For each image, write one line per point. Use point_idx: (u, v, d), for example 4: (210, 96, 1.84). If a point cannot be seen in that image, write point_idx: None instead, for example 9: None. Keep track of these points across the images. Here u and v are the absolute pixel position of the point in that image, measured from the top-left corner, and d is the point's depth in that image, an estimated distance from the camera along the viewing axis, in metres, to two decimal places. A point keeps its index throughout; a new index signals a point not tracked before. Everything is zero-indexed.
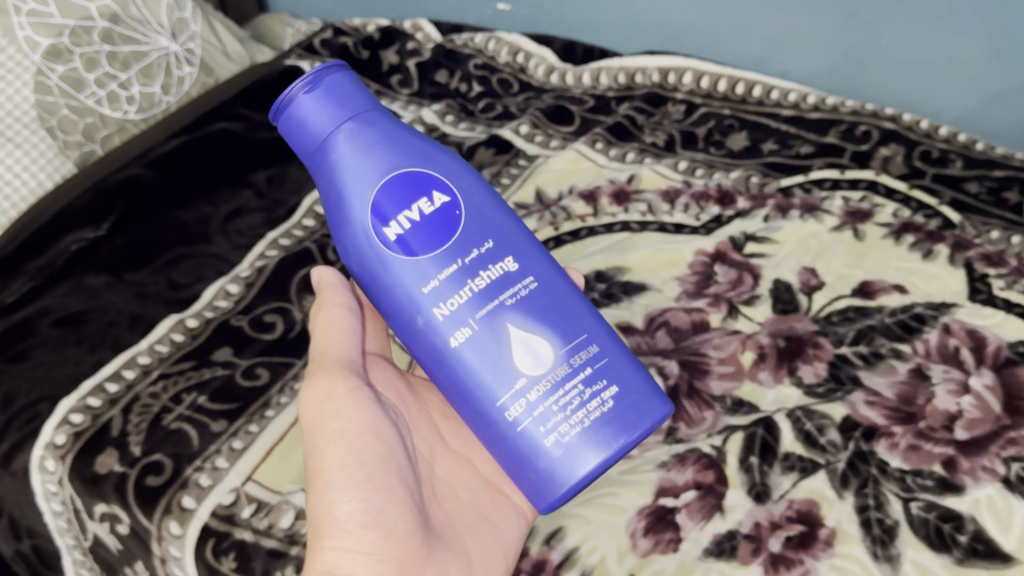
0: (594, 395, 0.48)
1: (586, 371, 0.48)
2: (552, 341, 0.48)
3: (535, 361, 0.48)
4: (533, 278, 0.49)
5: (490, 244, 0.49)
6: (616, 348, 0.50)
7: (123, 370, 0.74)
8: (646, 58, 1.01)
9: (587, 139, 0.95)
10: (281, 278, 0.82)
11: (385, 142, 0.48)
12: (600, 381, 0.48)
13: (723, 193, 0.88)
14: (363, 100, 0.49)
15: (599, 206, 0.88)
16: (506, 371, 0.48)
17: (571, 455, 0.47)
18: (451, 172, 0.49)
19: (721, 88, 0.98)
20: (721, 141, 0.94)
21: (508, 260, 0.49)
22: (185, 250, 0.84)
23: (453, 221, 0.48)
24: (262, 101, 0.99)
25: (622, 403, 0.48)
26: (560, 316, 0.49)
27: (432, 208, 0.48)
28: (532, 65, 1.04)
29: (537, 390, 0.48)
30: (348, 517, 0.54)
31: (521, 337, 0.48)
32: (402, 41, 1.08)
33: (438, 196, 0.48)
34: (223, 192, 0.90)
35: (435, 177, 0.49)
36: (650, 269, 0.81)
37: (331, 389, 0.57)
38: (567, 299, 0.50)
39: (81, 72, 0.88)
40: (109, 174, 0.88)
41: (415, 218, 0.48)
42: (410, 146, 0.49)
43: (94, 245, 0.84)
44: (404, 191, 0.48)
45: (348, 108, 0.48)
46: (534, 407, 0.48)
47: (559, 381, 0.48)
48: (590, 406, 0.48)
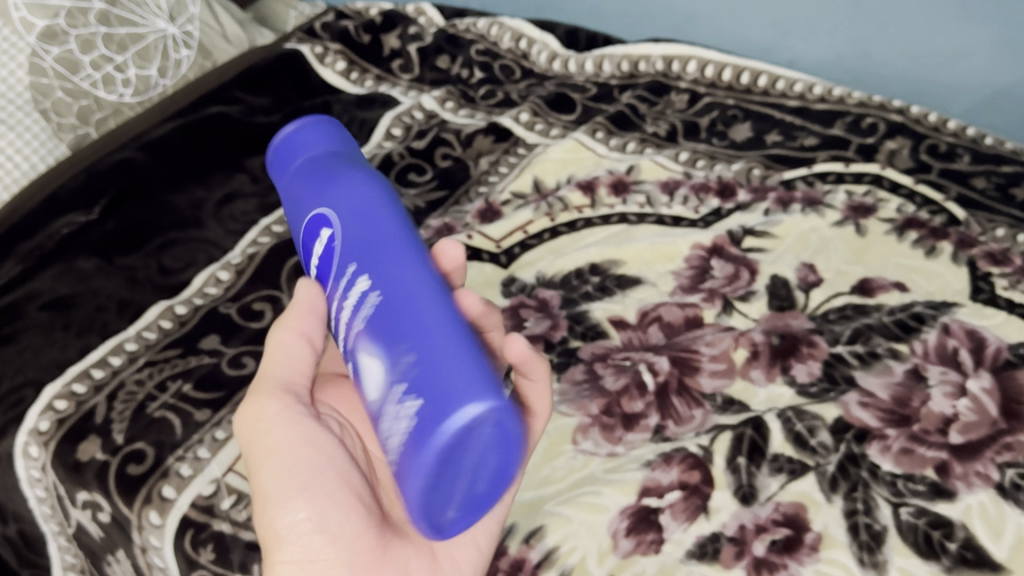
0: (400, 416, 0.40)
1: (397, 390, 0.40)
2: (378, 361, 0.42)
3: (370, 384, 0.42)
4: (377, 292, 0.43)
5: (353, 267, 0.46)
6: (437, 341, 0.40)
7: (110, 356, 0.73)
8: (649, 46, 0.98)
9: (587, 128, 0.93)
10: (273, 266, 0.81)
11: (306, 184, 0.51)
12: (406, 398, 0.40)
13: (724, 186, 0.86)
14: (309, 147, 0.53)
15: (597, 196, 0.87)
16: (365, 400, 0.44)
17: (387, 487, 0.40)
18: (343, 199, 0.48)
19: (726, 77, 0.95)
20: (724, 132, 0.92)
21: (361, 279, 0.45)
22: (177, 235, 0.84)
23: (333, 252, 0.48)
24: (260, 83, 0.97)
25: (417, 422, 0.38)
26: (380, 328, 0.42)
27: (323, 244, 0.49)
28: (534, 52, 1.02)
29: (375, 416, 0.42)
30: (295, 517, 0.49)
31: (361, 359, 0.43)
32: (404, 25, 1.06)
33: (326, 231, 0.49)
34: (218, 176, 0.89)
35: (325, 210, 0.49)
36: (645, 263, 0.80)
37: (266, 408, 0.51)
38: (401, 305, 0.42)
39: (77, 54, 0.87)
40: (103, 156, 0.87)
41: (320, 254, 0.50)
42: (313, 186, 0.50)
43: (84, 229, 0.83)
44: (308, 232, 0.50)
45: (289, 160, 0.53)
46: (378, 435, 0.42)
47: (381, 403, 0.41)
48: (398, 425, 0.40)
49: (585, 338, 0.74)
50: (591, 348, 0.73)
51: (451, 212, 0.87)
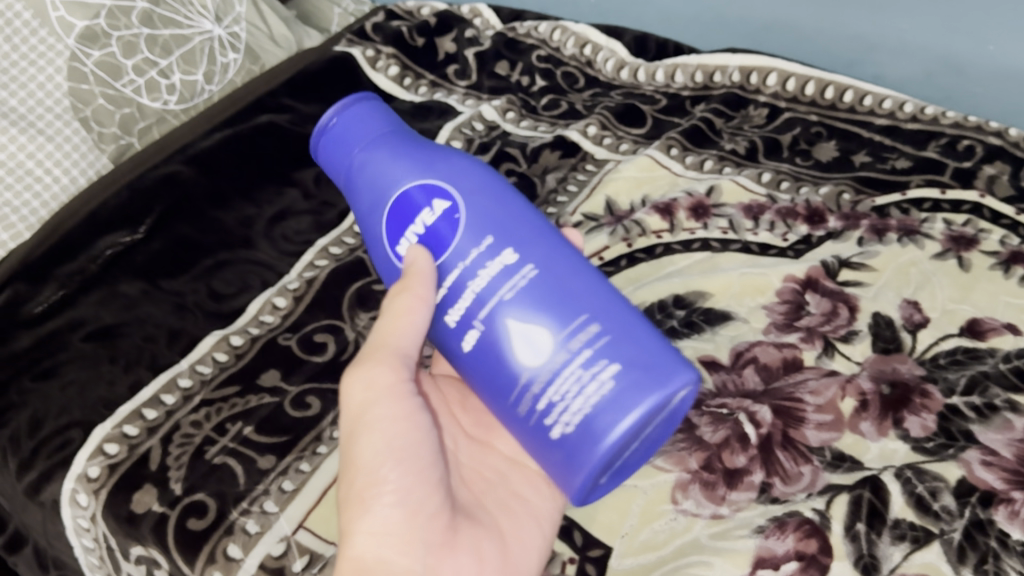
0: (592, 378, 0.42)
1: (585, 354, 0.42)
2: (549, 329, 0.43)
3: (531, 349, 0.43)
4: (532, 266, 0.45)
5: (488, 240, 0.45)
6: (620, 316, 0.44)
7: (162, 394, 0.68)
8: (727, 56, 0.91)
9: (662, 143, 0.87)
10: (333, 293, 0.76)
11: (373, 176, 0.48)
12: (601, 362, 0.42)
13: (812, 211, 0.81)
14: (381, 124, 0.50)
15: (676, 220, 0.81)
16: (509, 362, 0.44)
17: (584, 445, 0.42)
18: (455, 176, 0.47)
19: (810, 91, 0.89)
20: (808, 151, 0.86)
21: (506, 252, 0.45)
22: (227, 256, 0.78)
23: (451, 228, 0.46)
24: (311, 90, 0.91)
25: (623, 383, 0.41)
26: (552, 297, 0.44)
27: (433, 219, 0.47)
28: (600, 59, 0.96)
29: (539, 381, 0.43)
30: (381, 504, 0.48)
31: (521, 327, 0.44)
32: (460, 28, 1.00)
33: (438, 204, 0.47)
34: (268, 191, 0.83)
35: (437, 184, 0.47)
36: (733, 296, 0.75)
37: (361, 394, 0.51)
38: (572, 279, 0.44)
39: (119, 58, 0.81)
40: (147, 169, 0.81)
41: (406, 245, 0.48)
42: (411, 161, 0.47)
43: (129, 250, 0.77)
44: (407, 207, 0.47)
45: (362, 136, 0.49)
46: (540, 397, 0.43)
47: (556, 369, 0.43)
48: (584, 385, 0.42)
49: None
50: None
51: None
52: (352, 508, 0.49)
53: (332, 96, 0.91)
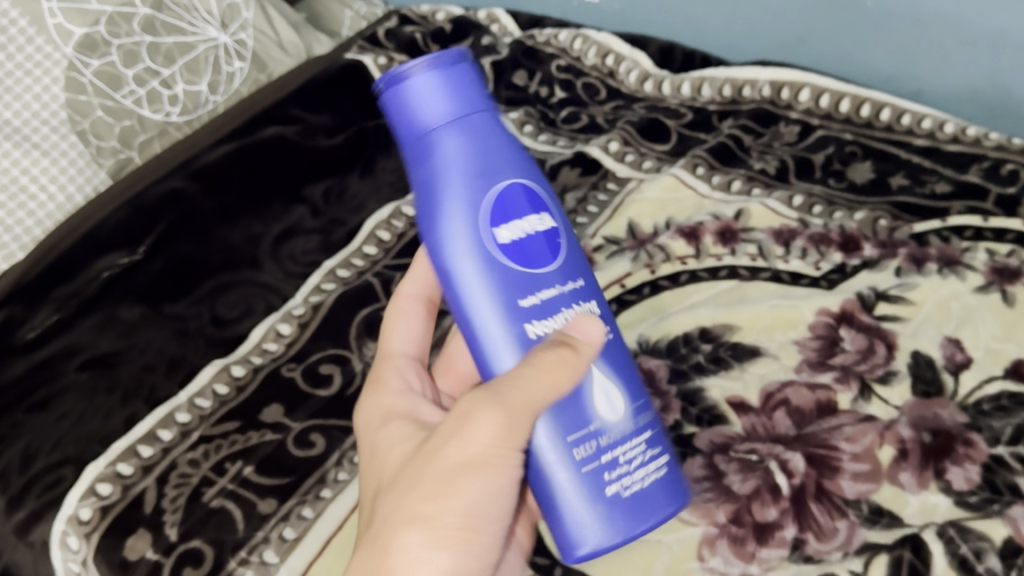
0: (648, 462, 0.45)
1: (647, 437, 0.45)
2: (626, 397, 0.45)
3: (608, 407, 0.44)
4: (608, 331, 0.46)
5: (579, 281, 0.45)
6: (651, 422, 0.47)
7: (159, 429, 0.64)
8: (757, 69, 0.87)
9: (687, 162, 0.83)
10: (340, 320, 0.72)
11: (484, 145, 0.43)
12: (654, 452, 0.45)
13: (847, 238, 0.76)
14: (482, 101, 0.44)
15: (702, 245, 0.77)
16: (586, 411, 0.43)
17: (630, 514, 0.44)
18: (553, 201, 0.45)
19: (844, 108, 0.84)
20: (842, 172, 0.82)
21: (591, 302, 0.45)
22: (231, 277, 0.74)
23: (555, 247, 0.44)
24: (323, 99, 0.87)
25: (668, 482, 0.45)
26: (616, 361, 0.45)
27: (540, 228, 0.44)
28: (623, 70, 0.91)
29: (608, 438, 0.44)
30: (449, 558, 0.42)
31: (600, 389, 0.44)
32: (477, 34, 0.95)
33: (545, 219, 0.44)
34: (275, 207, 0.79)
35: (544, 200, 0.45)
36: (763, 329, 0.71)
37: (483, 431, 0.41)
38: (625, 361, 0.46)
39: (119, 67, 0.77)
40: (148, 186, 0.76)
41: (509, 237, 0.43)
42: (520, 164, 0.44)
43: (128, 271, 0.73)
44: (515, 207, 0.43)
45: (468, 106, 0.43)
46: (600, 452, 0.43)
47: (626, 437, 0.44)
48: (635, 461, 0.44)
49: (701, 424, 0.65)
50: (708, 436, 0.64)
51: None
52: (413, 536, 0.41)
53: (342, 107, 0.87)
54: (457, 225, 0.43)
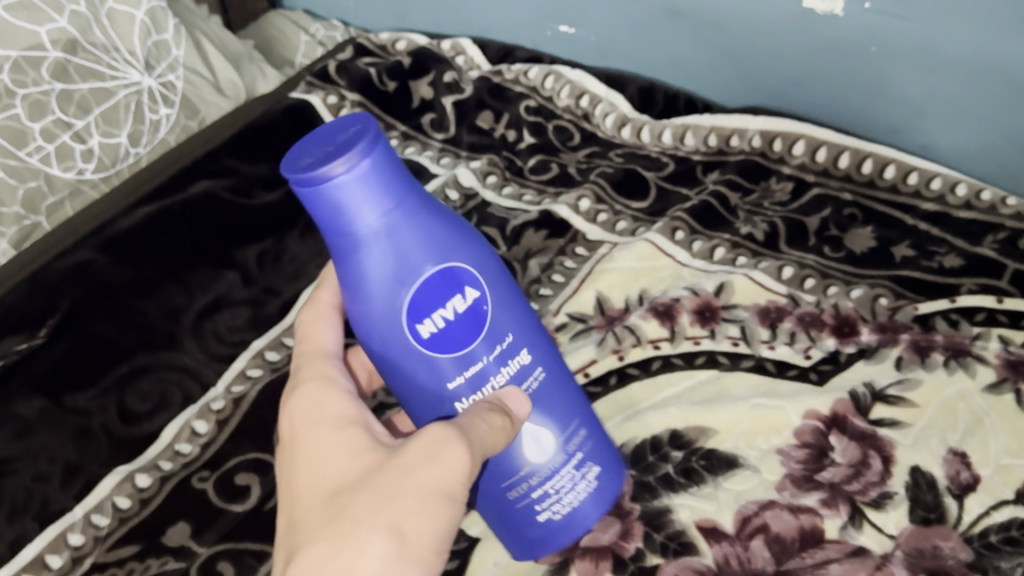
0: (581, 477, 0.44)
1: (579, 456, 0.44)
2: (553, 432, 0.43)
3: (544, 454, 0.42)
4: (541, 368, 0.42)
5: (509, 338, 0.40)
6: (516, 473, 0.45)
7: (47, 555, 0.56)
8: (747, 117, 0.78)
9: (665, 225, 0.74)
10: (265, 416, 0.64)
11: (455, 240, 0.38)
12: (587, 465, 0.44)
13: (841, 320, 0.68)
14: (397, 183, 0.36)
15: (678, 325, 0.68)
16: (517, 466, 0.42)
17: (567, 522, 0.44)
18: (480, 262, 0.39)
19: (843, 164, 0.75)
20: (839, 238, 0.73)
21: (521, 352, 0.41)
22: (145, 361, 0.66)
23: (481, 321, 0.39)
24: (263, 150, 0.78)
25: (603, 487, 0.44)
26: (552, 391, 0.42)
27: (465, 307, 0.38)
28: (598, 113, 0.82)
29: (539, 479, 0.43)
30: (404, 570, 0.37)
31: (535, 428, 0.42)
32: (439, 69, 0.86)
33: (470, 291, 0.38)
34: (201, 275, 0.71)
35: (464, 268, 0.38)
36: (742, 435, 0.62)
37: (462, 467, 0.38)
38: (552, 395, 0.42)
39: (24, 121, 0.68)
40: (52, 259, 0.68)
41: (431, 328, 0.38)
42: (432, 240, 0.37)
43: (27, 358, 0.64)
44: (435, 291, 0.37)
45: (393, 196, 0.36)
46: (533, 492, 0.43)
47: (555, 467, 0.43)
48: (578, 485, 0.44)
49: (666, 554, 0.56)
50: (673, 570, 0.55)
51: None
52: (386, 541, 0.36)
53: (284, 155, 0.78)
54: (376, 273, 0.37)
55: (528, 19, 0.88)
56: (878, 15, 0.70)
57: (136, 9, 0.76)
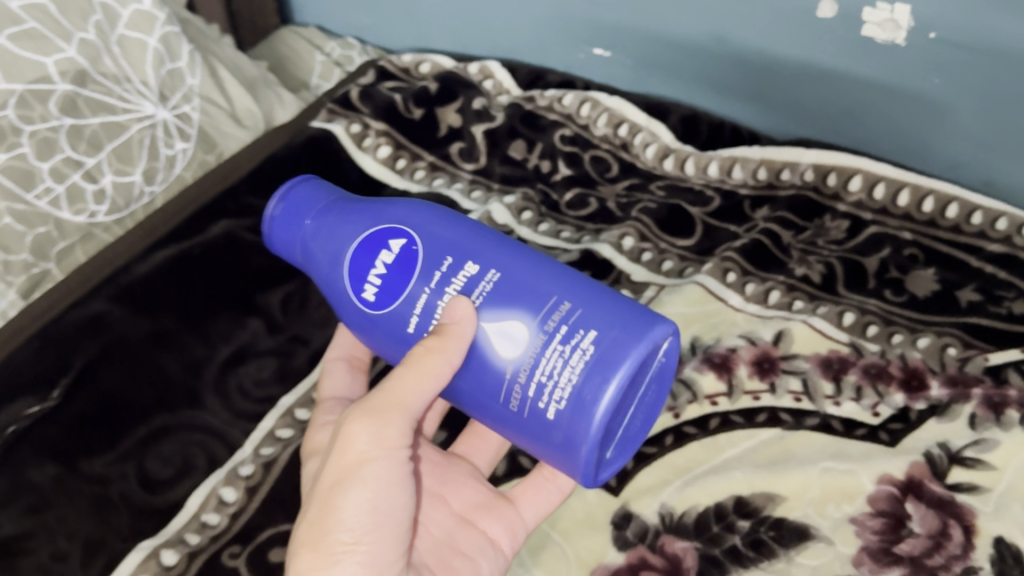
0: (574, 349, 0.41)
1: (563, 330, 0.41)
2: (524, 318, 0.42)
3: (518, 348, 0.42)
4: (496, 269, 0.44)
5: (449, 258, 0.45)
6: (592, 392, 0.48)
7: None
8: (799, 150, 0.75)
9: (715, 266, 0.70)
10: (296, 484, 0.59)
11: (370, 213, 0.48)
12: (578, 333, 0.41)
13: (909, 373, 0.64)
14: (324, 196, 0.50)
15: (736, 379, 0.64)
16: (504, 369, 0.43)
17: (578, 409, 0.41)
18: (407, 218, 0.47)
19: (902, 202, 0.72)
20: (900, 281, 0.69)
21: (468, 264, 0.44)
22: (166, 420, 0.61)
23: (414, 260, 0.45)
24: (281, 184, 0.74)
25: (602, 351, 0.40)
26: (506, 291, 0.43)
27: (392, 258, 0.46)
28: (638, 143, 0.79)
29: (528, 371, 0.42)
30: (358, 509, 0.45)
31: (494, 331, 0.43)
32: (467, 95, 0.82)
33: (394, 243, 0.46)
34: (223, 324, 0.66)
35: (386, 229, 0.47)
36: (812, 502, 0.57)
37: (377, 434, 0.45)
38: (529, 276, 0.44)
39: (31, 161, 0.63)
40: (65, 310, 0.64)
41: (374, 289, 0.46)
42: (359, 219, 0.48)
43: (41, 422, 0.59)
44: (363, 257, 0.47)
45: (309, 211, 0.50)
46: (533, 387, 0.42)
47: (542, 354, 0.42)
48: (570, 363, 0.41)
49: None
50: None
51: None
52: (341, 504, 0.45)
53: None
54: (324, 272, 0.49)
55: (560, 41, 0.83)
56: (945, 45, 0.65)
57: (148, 37, 0.71)
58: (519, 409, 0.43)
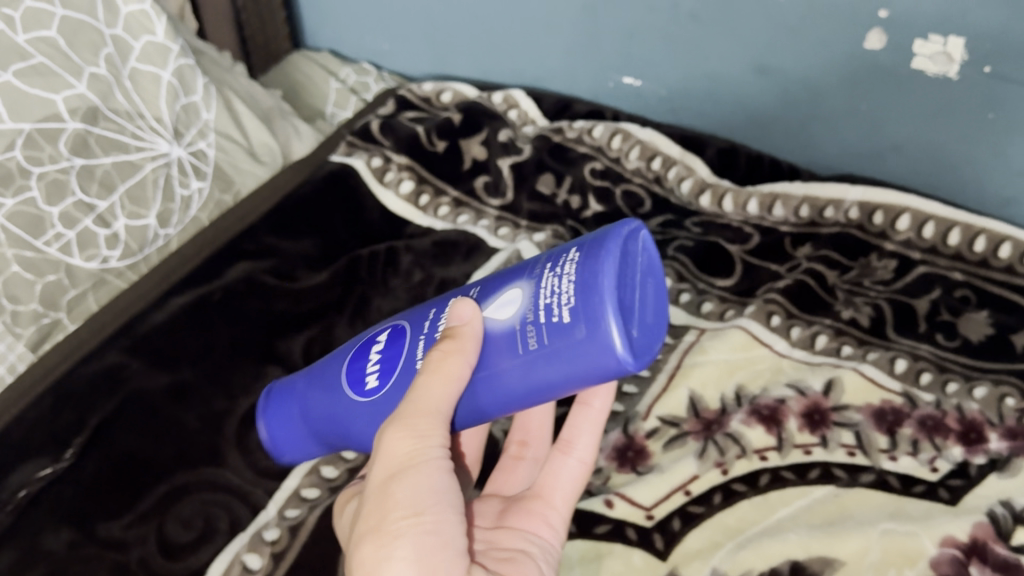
0: (562, 261, 0.39)
1: (548, 262, 0.40)
2: (517, 281, 0.40)
3: (518, 303, 0.39)
4: (478, 287, 0.43)
5: (433, 310, 0.44)
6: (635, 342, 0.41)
7: None
8: (843, 187, 0.73)
9: (759, 309, 0.67)
10: (328, 554, 0.53)
11: (336, 356, 0.48)
12: (565, 253, 0.39)
13: (967, 426, 0.59)
14: (288, 381, 0.52)
15: (787, 432, 0.60)
16: (507, 330, 0.39)
17: (588, 290, 0.36)
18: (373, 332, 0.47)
19: (953, 241, 0.69)
20: (952, 324, 0.66)
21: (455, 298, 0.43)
22: (186, 479, 0.56)
23: (400, 338, 0.44)
24: (302, 222, 0.71)
25: (585, 246, 0.38)
26: (495, 286, 0.42)
27: (381, 345, 0.45)
28: (672, 176, 0.76)
29: (530, 307, 0.38)
30: (403, 495, 0.37)
31: (494, 309, 0.40)
32: (492, 126, 0.80)
33: (378, 339, 0.45)
34: (243, 375, 0.62)
35: (365, 339, 0.46)
36: (873, 566, 0.51)
37: (406, 434, 0.38)
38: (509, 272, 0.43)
39: (41, 206, 0.59)
40: (78, 363, 0.60)
41: (374, 376, 0.44)
42: (331, 364, 0.48)
43: (54, 484, 0.54)
44: (354, 368, 0.45)
45: (286, 394, 0.51)
46: (539, 309, 0.38)
47: (535, 286, 0.39)
48: (563, 271, 0.38)
49: None
50: None
51: None
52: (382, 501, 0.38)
53: (330, 228, 0.72)
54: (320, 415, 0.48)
55: (588, 70, 0.81)
56: (1000, 80, 0.62)
57: (162, 70, 0.68)
58: (537, 347, 0.37)
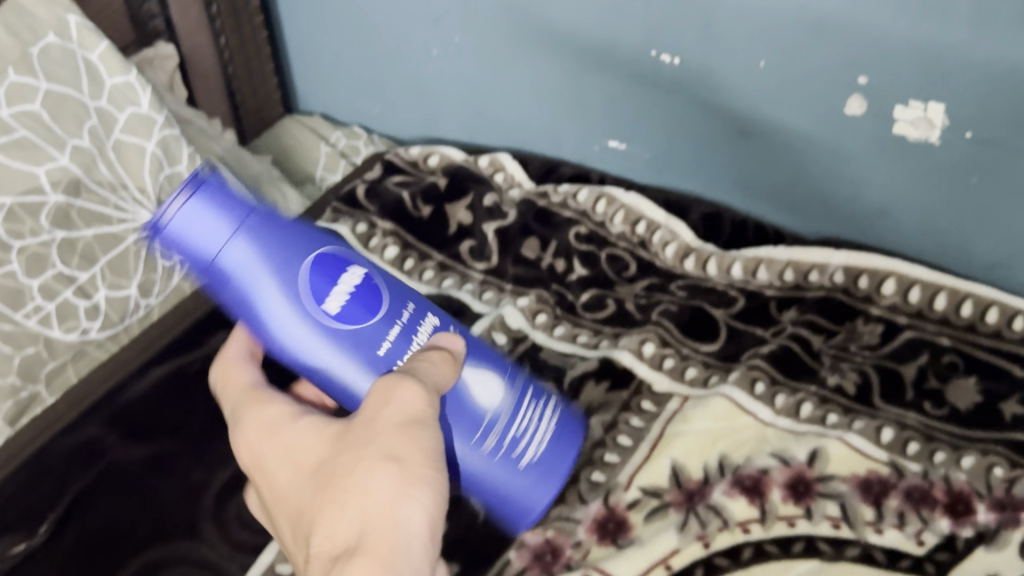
0: (540, 407, 0.44)
1: (528, 384, 0.44)
2: (496, 371, 0.43)
3: (496, 396, 0.42)
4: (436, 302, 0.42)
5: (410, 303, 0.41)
6: None
7: None
8: (827, 251, 0.72)
9: (743, 375, 0.66)
10: None
11: (296, 225, 0.38)
12: (540, 394, 0.44)
13: (953, 497, 0.58)
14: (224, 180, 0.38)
15: (769, 503, 0.58)
16: (475, 416, 0.41)
17: (555, 462, 0.44)
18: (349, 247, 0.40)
19: (939, 306, 0.68)
20: (939, 392, 0.65)
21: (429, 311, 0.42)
22: (159, 554, 0.55)
23: (378, 291, 0.39)
24: None
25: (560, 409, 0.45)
26: (474, 346, 0.43)
27: (358, 279, 0.38)
28: (657, 240, 0.76)
29: (508, 416, 0.42)
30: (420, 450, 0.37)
31: (472, 369, 0.42)
32: (478, 190, 0.80)
33: (355, 266, 0.39)
34: (221, 446, 0.61)
35: (340, 252, 0.39)
36: None
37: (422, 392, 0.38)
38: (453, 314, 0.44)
39: (20, 279, 0.59)
40: (57, 437, 0.60)
41: (338, 304, 0.38)
42: (295, 230, 0.38)
43: (27, 562, 0.54)
44: (322, 278, 0.38)
45: (234, 216, 0.36)
46: (512, 431, 0.42)
47: (519, 400, 0.43)
48: (544, 420, 0.44)
49: None
50: None
51: (554, 516, 0.59)
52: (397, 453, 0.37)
53: None
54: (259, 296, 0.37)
55: (574, 134, 0.81)
56: (982, 145, 0.62)
57: (146, 141, 0.68)
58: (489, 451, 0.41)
